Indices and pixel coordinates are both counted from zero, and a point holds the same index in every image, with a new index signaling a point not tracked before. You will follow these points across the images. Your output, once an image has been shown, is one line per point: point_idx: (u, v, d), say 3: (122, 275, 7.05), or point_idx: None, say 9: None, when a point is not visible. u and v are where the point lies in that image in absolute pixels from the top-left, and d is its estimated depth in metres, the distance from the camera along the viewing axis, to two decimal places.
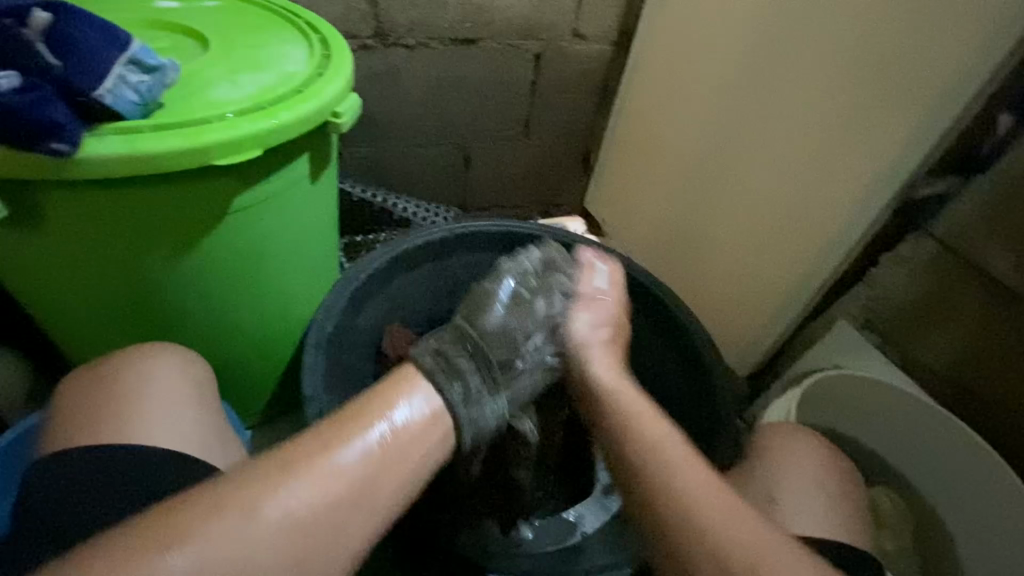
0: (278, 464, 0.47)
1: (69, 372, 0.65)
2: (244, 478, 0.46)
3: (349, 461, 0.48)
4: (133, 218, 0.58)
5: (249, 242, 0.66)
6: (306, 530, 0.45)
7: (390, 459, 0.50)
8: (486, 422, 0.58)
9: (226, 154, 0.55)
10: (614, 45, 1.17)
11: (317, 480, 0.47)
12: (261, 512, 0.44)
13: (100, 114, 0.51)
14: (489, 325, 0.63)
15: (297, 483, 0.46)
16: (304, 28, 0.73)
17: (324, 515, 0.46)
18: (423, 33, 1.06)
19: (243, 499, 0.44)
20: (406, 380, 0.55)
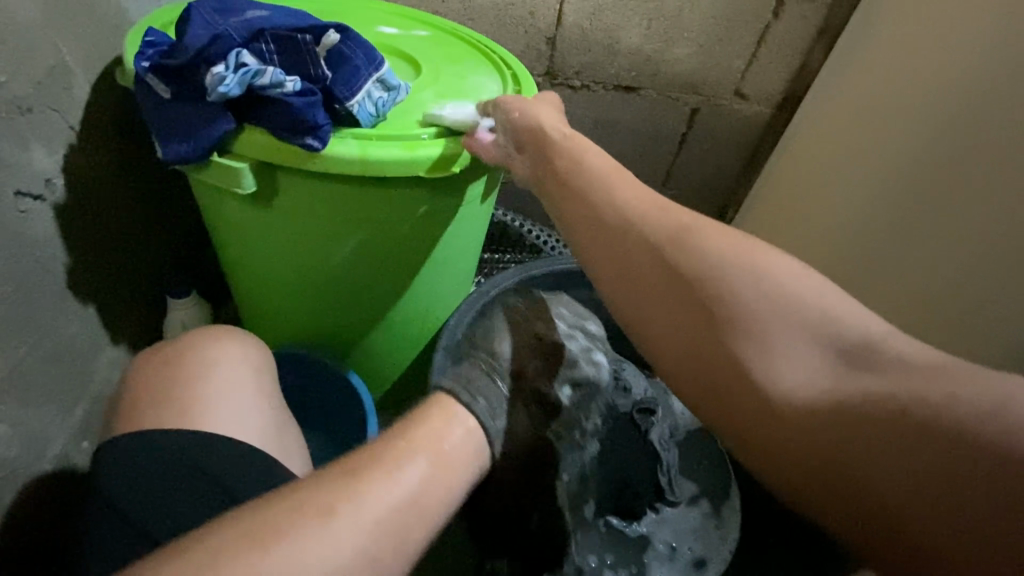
0: (307, 499, 0.44)
1: (223, 336, 0.77)
2: (291, 502, 0.44)
3: (400, 481, 0.48)
4: (337, 211, 0.67)
5: (422, 247, 0.73)
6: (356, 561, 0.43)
7: (436, 483, 0.49)
8: (516, 433, 0.59)
9: (431, 168, 0.62)
10: (775, 108, 1.16)
11: (374, 495, 0.46)
12: (330, 525, 0.43)
13: (344, 120, 0.61)
14: (501, 345, 0.63)
15: (345, 518, 0.44)
16: (498, 63, 0.81)
17: (380, 536, 0.45)
18: (589, 76, 1.12)
19: (277, 528, 0.42)
20: (438, 408, 0.55)
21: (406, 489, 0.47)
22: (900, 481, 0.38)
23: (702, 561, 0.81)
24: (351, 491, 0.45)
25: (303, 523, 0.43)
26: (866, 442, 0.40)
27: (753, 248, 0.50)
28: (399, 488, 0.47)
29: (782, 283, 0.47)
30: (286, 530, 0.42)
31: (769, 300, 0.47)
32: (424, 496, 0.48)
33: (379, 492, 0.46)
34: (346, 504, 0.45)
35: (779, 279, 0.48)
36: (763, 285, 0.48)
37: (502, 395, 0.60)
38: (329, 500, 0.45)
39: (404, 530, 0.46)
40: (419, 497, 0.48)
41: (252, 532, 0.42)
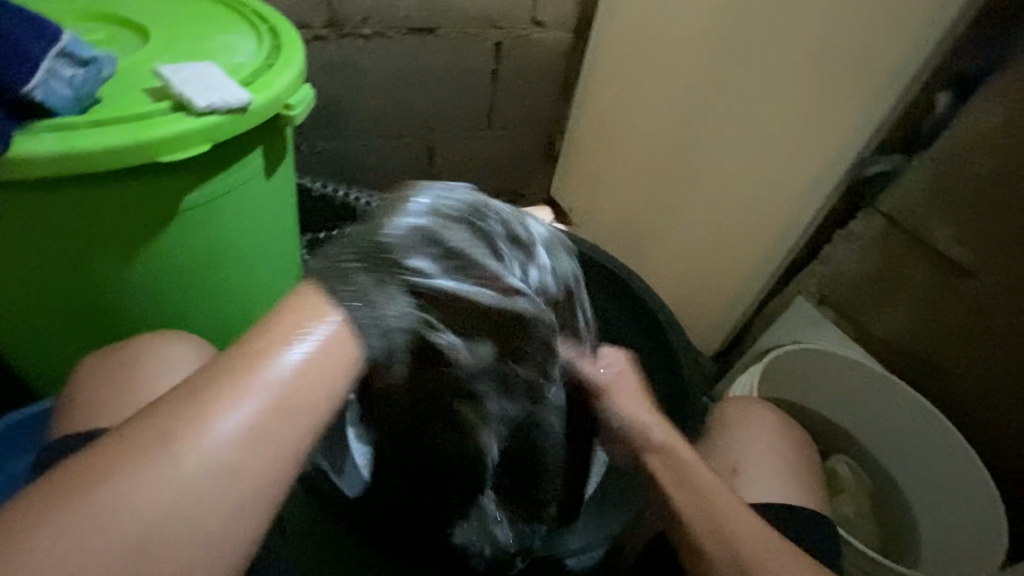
0: (152, 431, 0.35)
1: None
2: (135, 439, 0.35)
3: (265, 380, 0.38)
4: (76, 223, 0.56)
5: (206, 243, 0.64)
6: (259, 445, 0.37)
7: (312, 375, 0.39)
8: (392, 325, 0.43)
9: (169, 150, 0.54)
10: (573, 32, 1.16)
11: (236, 405, 0.36)
12: (182, 448, 0.35)
13: (32, 111, 0.51)
14: (401, 226, 0.45)
15: (242, 400, 0.37)
16: (252, 17, 0.70)
17: (250, 449, 0.36)
18: (379, 22, 1.02)
19: (162, 427, 0.35)
20: (303, 300, 0.41)
21: (309, 356, 0.39)
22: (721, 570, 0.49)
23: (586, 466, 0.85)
24: (242, 365, 0.38)
25: (200, 415, 0.36)
26: (706, 545, 0.50)
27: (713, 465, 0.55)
28: (295, 361, 0.39)
29: (723, 488, 0.53)
30: (171, 427, 0.35)
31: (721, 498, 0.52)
32: (326, 367, 0.39)
33: (276, 369, 0.38)
34: (246, 383, 0.37)
35: (716, 485, 0.53)
36: (710, 480, 0.53)
37: (386, 278, 0.43)
38: (222, 382, 0.37)
39: (305, 405, 0.39)
40: (293, 393, 0.38)
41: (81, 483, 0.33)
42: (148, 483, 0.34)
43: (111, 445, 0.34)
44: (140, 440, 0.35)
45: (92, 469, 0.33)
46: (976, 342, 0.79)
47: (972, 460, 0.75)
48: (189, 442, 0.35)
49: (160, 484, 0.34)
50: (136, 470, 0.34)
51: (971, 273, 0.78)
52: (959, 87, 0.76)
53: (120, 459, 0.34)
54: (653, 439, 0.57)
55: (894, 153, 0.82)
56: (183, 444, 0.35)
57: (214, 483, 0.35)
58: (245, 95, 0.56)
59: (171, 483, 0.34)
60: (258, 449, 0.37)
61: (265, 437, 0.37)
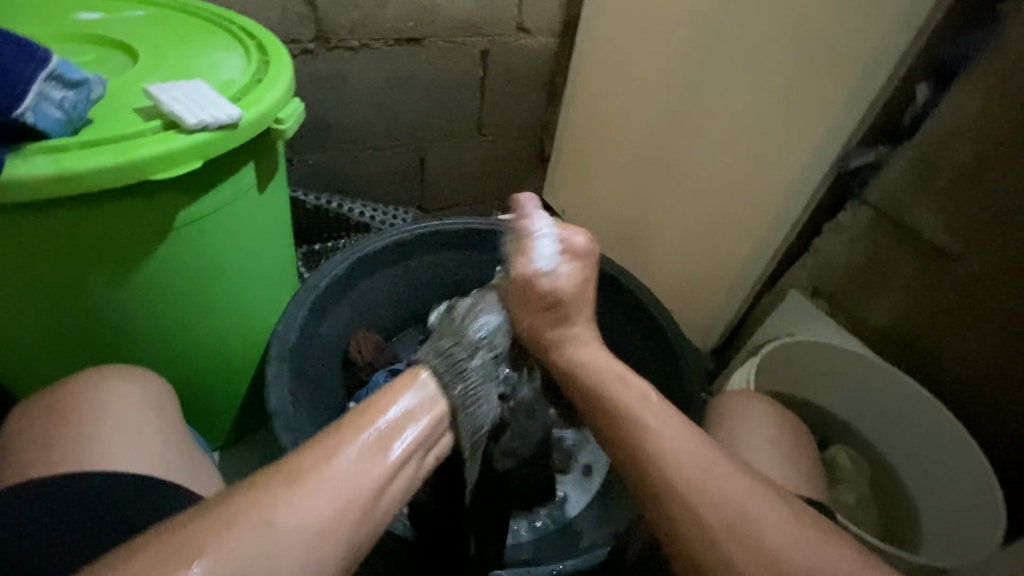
0: (243, 509, 0.37)
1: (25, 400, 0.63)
2: (228, 515, 0.37)
3: (362, 465, 0.42)
4: (70, 241, 0.56)
5: (202, 258, 0.65)
6: (343, 526, 0.40)
7: (400, 468, 0.45)
8: (484, 419, 0.54)
9: (164, 167, 0.55)
10: (558, 37, 1.17)
11: (335, 488, 0.40)
12: (276, 527, 0.37)
13: (22, 134, 0.51)
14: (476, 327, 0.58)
15: (333, 483, 0.40)
16: (239, 34, 0.70)
17: (338, 538, 0.39)
18: (365, 33, 1.03)
19: (257, 511, 0.37)
20: (404, 389, 0.50)
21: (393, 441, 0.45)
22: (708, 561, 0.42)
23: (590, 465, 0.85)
24: (349, 452, 0.42)
25: (291, 494, 0.39)
26: (662, 478, 0.44)
27: (622, 365, 0.54)
28: (375, 448, 0.44)
29: (632, 384, 0.51)
30: (264, 509, 0.38)
31: (627, 401, 0.49)
32: (411, 460, 0.46)
33: (360, 455, 0.43)
34: (333, 467, 0.41)
35: (628, 380, 0.52)
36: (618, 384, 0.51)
37: (480, 375, 0.54)
38: (324, 465, 0.41)
39: (387, 497, 0.43)
40: (381, 482, 0.43)
41: (166, 551, 0.35)
42: (241, 561, 0.36)
43: (200, 525, 0.36)
44: (234, 518, 0.37)
45: (183, 547, 0.35)
46: (968, 325, 0.80)
47: (961, 436, 0.77)
48: (284, 527, 0.37)
49: (253, 563, 0.36)
50: (233, 547, 0.36)
51: (958, 258, 0.79)
52: (936, 76, 0.76)
53: (217, 537, 0.36)
54: (562, 357, 0.56)
55: (879, 144, 0.82)
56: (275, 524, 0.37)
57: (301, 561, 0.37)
58: (235, 111, 0.57)
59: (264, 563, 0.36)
60: (346, 531, 0.40)
61: (352, 516, 0.40)
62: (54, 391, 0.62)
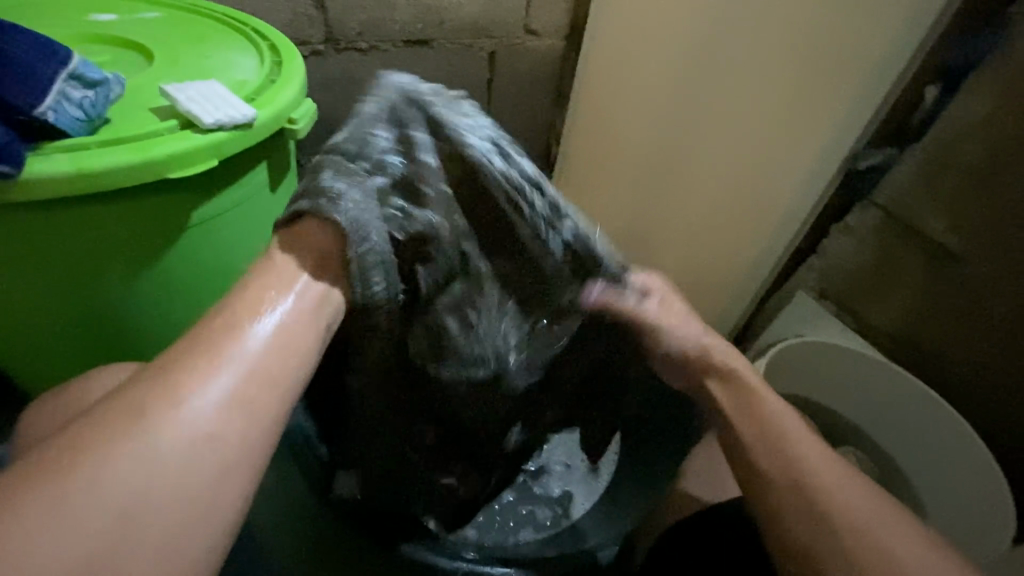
0: (117, 409, 0.35)
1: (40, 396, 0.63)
2: (106, 415, 0.35)
3: (245, 349, 0.41)
4: (87, 238, 0.57)
5: (213, 255, 0.65)
6: (239, 413, 0.38)
7: (285, 340, 0.43)
8: (367, 227, 0.49)
9: (180, 166, 0.55)
10: (565, 39, 1.17)
11: (216, 370, 0.38)
12: (157, 417, 0.35)
13: (43, 132, 0.52)
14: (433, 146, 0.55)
15: (218, 369, 0.38)
16: (251, 35, 0.71)
17: (227, 421, 0.37)
18: (374, 35, 1.03)
19: (135, 405, 0.35)
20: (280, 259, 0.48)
21: (277, 324, 0.43)
22: (786, 518, 0.46)
23: (595, 466, 0.84)
24: (219, 336, 0.40)
25: (173, 384, 0.37)
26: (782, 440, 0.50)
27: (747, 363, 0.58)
28: (261, 334, 0.42)
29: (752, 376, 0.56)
30: (142, 401, 0.36)
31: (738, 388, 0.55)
32: (294, 332, 0.44)
33: (246, 341, 0.41)
34: (216, 353, 0.39)
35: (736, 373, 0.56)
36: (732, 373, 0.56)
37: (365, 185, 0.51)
38: (199, 351, 0.39)
39: (273, 371, 0.41)
40: (265, 358, 0.41)
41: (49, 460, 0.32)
42: (133, 453, 0.33)
43: (80, 429, 0.34)
44: (115, 414, 0.35)
45: (73, 446, 0.33)
46: (976, 325, 0.80)
47: (969, 437, 0.77)
48: (164, 413, 0.35)
49: (143, 450, 0.33)
50: (115, 445, 0.33)
51: (964, 259, 0.79)
52: (944, 80, 0.78)
53: (101, 432, 0.34)
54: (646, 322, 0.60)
55: (887, 146, 0.84)
56: (156, 414, 0.35)
57: (197, 447, 0.35)
58: (250, 110, 0.58)
59: (160, 453, 0.34)
60: (241, 413, 0.38)
61: (243, 400, 0.38)
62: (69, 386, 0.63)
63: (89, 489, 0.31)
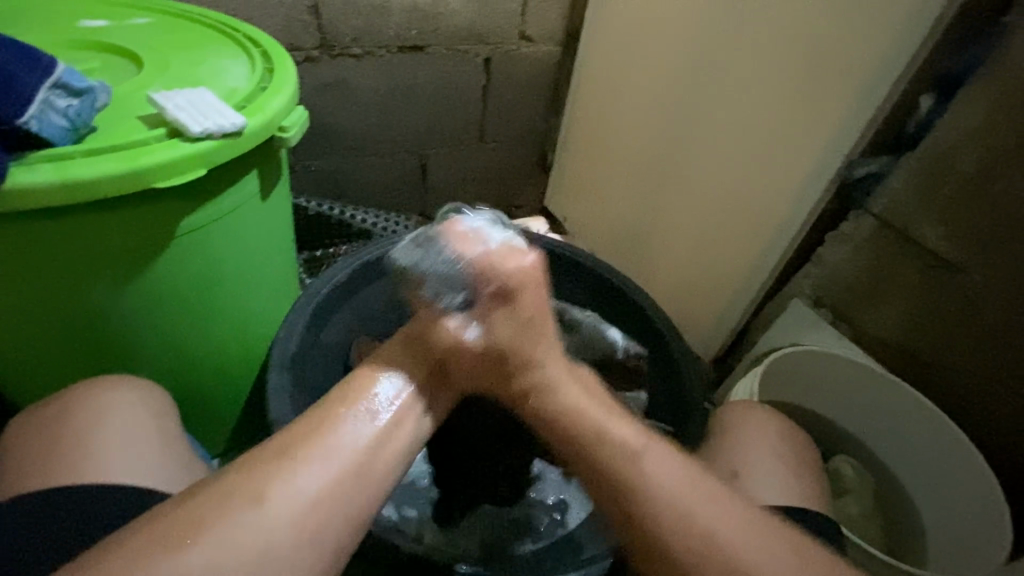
0: (237, 486, 0.39)
1: (29, 409, 0.63)
2: (223, 491, 0.39)
3: (350, 442, 0.43)
4: (73, 248, 0.56)
5: (204, 265, 0.65)
6: (330, 510, 0.40)
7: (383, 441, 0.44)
8: None
9: (168, 175, 0.54)
10: (561, 45, 1.17)
11: (323, 464, 0.41)
12: (267, 503, 0.39)
13: (28, 141, 0.51)
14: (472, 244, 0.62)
15: (316, 460, 0.41)
16: (243, 42, 0.70)
17: (325, 518, 0.40)
18: (369, 41, 1.03)
19: (252, 483, 0.39)
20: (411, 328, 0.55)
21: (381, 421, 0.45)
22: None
23: None
24: (331, 425, 0.43)
25: (283, 473, 0.40)
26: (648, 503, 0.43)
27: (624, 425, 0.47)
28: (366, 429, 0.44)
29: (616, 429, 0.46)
30: (254, 485, 0.39)
31: (616, 456, 0.45)
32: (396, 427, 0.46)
33: (354, 430, 0.44)
34: (325, 441, 0.42)
35: (561, 392, 0.48)
36: (603, 435, 0.46)
37: None
38: (310, 437, 0.42)
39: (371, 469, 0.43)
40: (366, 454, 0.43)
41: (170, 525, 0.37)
42: (238, 535, 0.37)
43: (198, 505, 0.38)
44: (231, 496, 0.39)
45: (191, 519, 0.37)
46: (974, 334, 0.80)
47: (966, 448, 0.76)
48: (271, 503, 0.39)
49: (246, 536, 0.37)
50: (230, 522, 0.38)
51: (960, 268, 0.78)
52: (938, 88, 0.77)
53: (217, 512, 0.38)
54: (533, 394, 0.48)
55: (881, 155, 0.82)
56: (265, 500, 0.39)
57: (289, 540, 0.38)
58: (239, 119, 0.57)
59: (252, 537, 0.38)
60: (331, 513, 0.40)
61: (338, 498, 0.41)
62: (57, 399, 0.62)
63: (195, 569, 0.36)
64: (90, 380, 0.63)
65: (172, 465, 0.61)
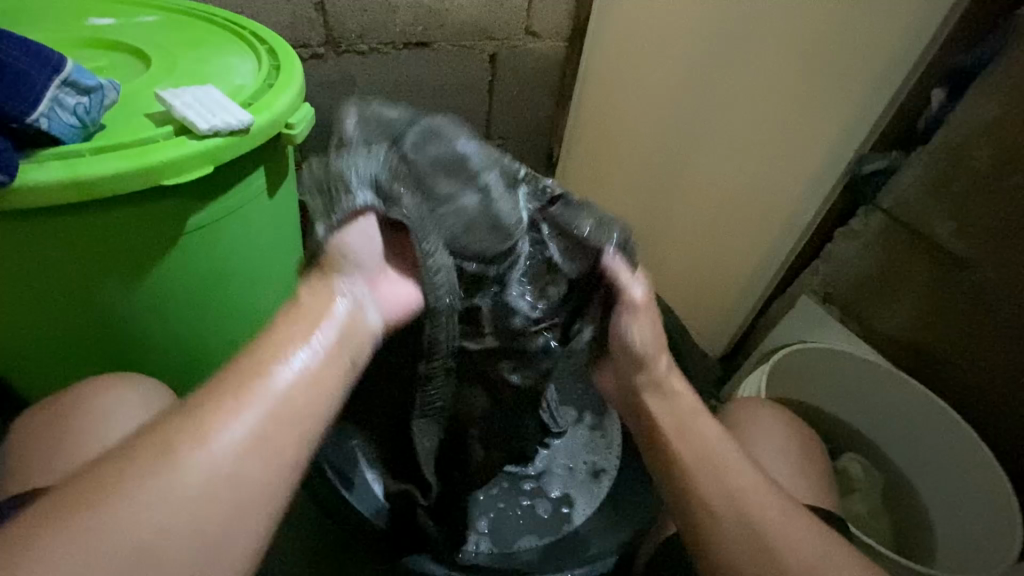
0: (148, 448, 0.35)
1: (40, 403, 0.63)
2: (128, 455, 0.35)
3: (282, 385, 0.40)
4: (80, 245, 0.56)
5: (211, 262, 0.65)
6: (258, 465, 0.37)
7: (309, 387, 0.41)
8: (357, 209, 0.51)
9: (176, 173, 0.55)
10: (566, 41, 1.16)
11: (247, 412, 0.38)
12: (184, 461, 0.35)
13: (37, 140, 0.52)
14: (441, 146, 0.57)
15: (240, 407, 0.38)
16: (249, 39, 0.71)
17: (243, 479, 0.36)
18: (375, 38, 1.03)
19: (168, 439, 0.36)
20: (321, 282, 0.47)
21: (304, 365, 0.41)
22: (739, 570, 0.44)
23: (598, 470, 0.83)
24: (249, 375, 0.39)
25: (203, 421, 0.37)
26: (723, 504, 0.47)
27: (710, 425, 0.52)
28: (297, 364, 0.41)
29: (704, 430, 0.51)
30: (174, 439, 0.36)
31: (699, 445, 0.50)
32: (325, 366, 0.42)
33: (280, 373, 0.40)
34: (251, 388, 0.39)
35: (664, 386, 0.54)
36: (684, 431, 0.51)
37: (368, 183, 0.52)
38: (232, 388, 0.38)
39: (292, 407, 0.39)
40: (289, 398, 0.40)
41: (72, 499, 0.33)
42: (151, 500, 0.33)
43: (103, 471, 0.34)
44: (139, 455, 0.35)
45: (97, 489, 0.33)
46: (985, 332, 0.79)
47: (978, 449, 0.75)
48: (191, 457, 0.35)
49: (164, 497, 0.34)
50: (143, 486, 0.34)
51: (972, 265, 0.77)
52: (950, 82, 0.76)
53: (131, 472, 0.34)
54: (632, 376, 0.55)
55: (892, 150, 0.83)
56: (181, 457, 0.35)
57: (216, 506, 0.35)
58: (245, 116, 0.57)
59: (168, 498, 0.34)
60: (260, 460, 0.37)
61: (265, 448, 0.37)
62: (67, 395, 0.63)
63: None
64: (99, 377, 0.64)
65: None
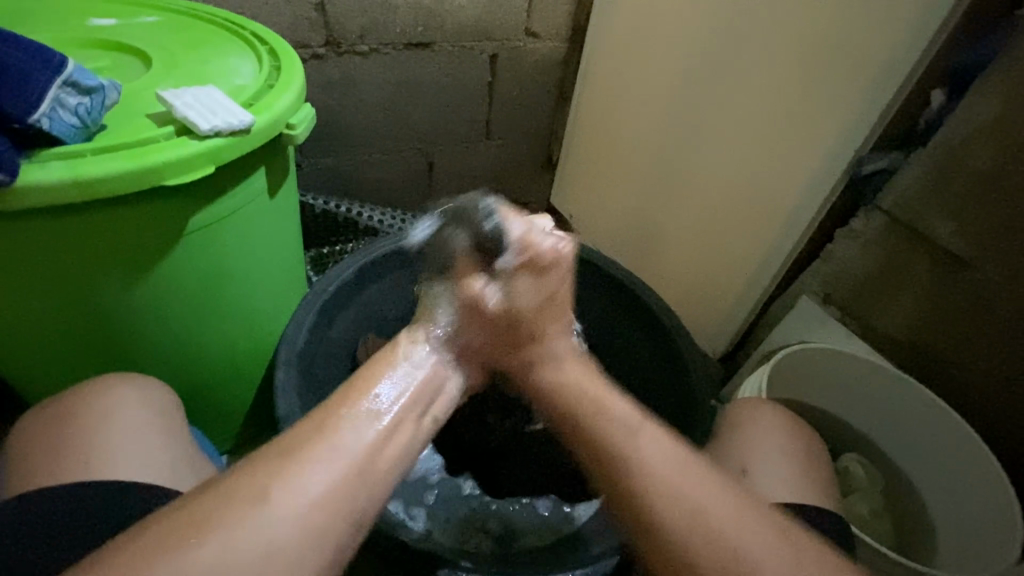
0: (234, 487, 0.37)
1: (41, 404, 0.63)
2: (219, 494, 0.37)
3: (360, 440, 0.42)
4: (79, 245, 0.56)
5: (212, 263, 0.65)
6: (342, 505, 0.39)
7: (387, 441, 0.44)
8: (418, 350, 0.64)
9: (177, 173, 0.55)
10: (567, 41, 1.16)
11: (331, 461, 0.40)
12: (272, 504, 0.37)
13: (39, 139, 0.52)
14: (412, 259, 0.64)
15: (325, 456, 0.40)
16: (250, 40, 0.71)
17: (328, 525, 0.38)
18: (374, 37, 1.03)
19: (255, 481, 0.38)
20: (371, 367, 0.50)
21: (383, 422, 0.45)
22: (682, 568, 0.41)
23: None
24: (332, 426, 0.42)
25: (292, 465, 0.39)
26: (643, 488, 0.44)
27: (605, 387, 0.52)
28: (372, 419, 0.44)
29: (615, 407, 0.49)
30: (262, 482, 0.38)
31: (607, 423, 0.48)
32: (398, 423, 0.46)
33: (356, 428, 0.43)
34: (330, 440, 0.41)
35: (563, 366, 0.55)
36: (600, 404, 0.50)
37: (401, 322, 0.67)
38: (315, 438, 0.41)
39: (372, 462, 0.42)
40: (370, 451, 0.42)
41: (159, 535, 0.34)
42: (243, 541, 0.35)
43: (191, 509, 0.36)
44: (230, 495, 0.37)
45: (194, 519, 0.35)
46: (986, 331, 0.79)
47: (981, 449, 0.75)
48: (282, 500, 0.37)
49: (257, 540, 0.36)
50: (236, 526, 0.36)
51: (973, 264, 0.77)
52: (950, 84, 0.76)
53: (219, 512, 0.36)
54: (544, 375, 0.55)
55: (892, 150, 0.82)
56: (272, 500, 0.37)
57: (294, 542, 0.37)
58: (246, 116, 0.57)
59: (258, 538, 0.36)
60: (343, 507, 0.39)
61: (349, 493, 0.40)
62: (68, 395, 0.62)
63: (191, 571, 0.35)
64: (100, 378, 0.64)
65: (180, 462, 0.61)
